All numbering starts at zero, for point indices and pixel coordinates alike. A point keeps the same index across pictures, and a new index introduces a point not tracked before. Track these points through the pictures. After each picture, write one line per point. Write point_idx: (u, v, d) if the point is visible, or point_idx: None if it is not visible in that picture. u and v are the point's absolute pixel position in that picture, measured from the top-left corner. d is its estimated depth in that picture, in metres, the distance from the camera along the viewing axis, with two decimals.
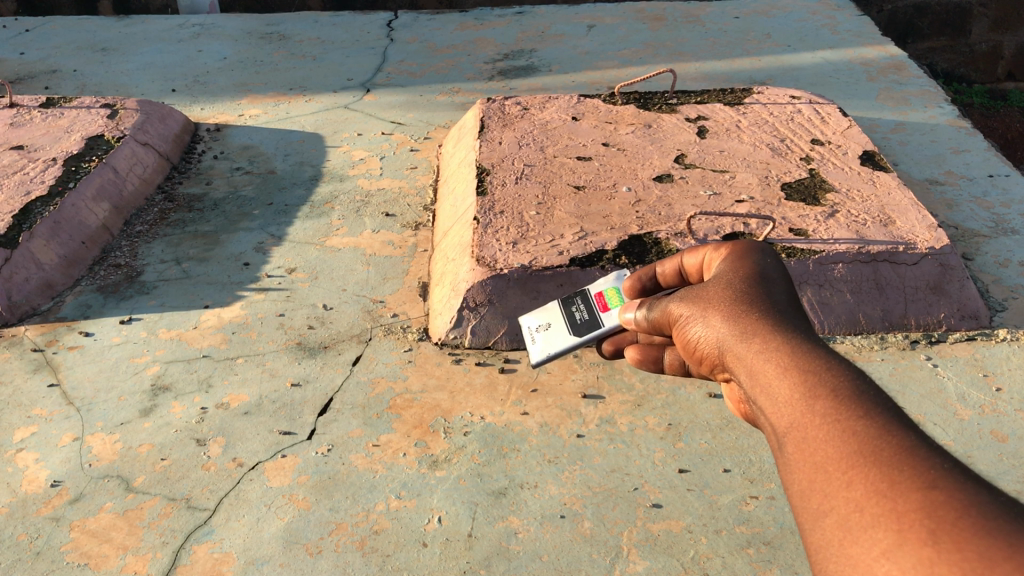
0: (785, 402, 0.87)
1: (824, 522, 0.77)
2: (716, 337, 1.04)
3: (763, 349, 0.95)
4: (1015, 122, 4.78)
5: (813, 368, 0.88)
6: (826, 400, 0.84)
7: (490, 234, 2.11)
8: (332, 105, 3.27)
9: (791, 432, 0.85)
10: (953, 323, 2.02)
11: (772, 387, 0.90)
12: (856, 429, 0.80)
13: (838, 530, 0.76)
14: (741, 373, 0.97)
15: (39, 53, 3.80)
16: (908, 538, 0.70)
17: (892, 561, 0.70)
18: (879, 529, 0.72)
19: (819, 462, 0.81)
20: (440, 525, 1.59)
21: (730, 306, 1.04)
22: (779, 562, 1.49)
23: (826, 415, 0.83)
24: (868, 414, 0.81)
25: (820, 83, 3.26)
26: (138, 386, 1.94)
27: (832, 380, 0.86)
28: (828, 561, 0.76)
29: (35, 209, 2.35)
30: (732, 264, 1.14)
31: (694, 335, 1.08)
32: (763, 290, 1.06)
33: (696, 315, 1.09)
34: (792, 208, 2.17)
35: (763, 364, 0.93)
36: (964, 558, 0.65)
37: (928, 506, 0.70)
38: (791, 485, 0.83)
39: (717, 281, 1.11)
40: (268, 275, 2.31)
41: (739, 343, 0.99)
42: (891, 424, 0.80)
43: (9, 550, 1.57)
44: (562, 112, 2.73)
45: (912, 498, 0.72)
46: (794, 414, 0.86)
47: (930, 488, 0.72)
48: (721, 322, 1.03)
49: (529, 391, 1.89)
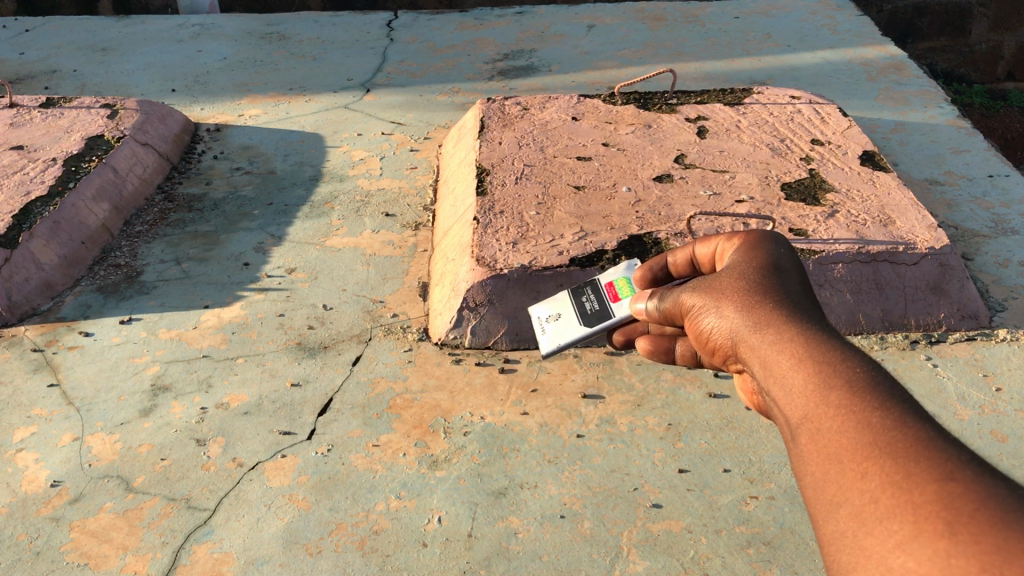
0: (799, 393, 0.87)
1: (839, 513, 0.77)
2: (729, 328, 1.04)
3: (776, 340, 0.95)
4: (1015, 122, 4.78)
5: (828, 359, 0.88)
6: (842, 391, 0.84)
7: (490, 233, 2.11)
8: (332, 105, 3.27)
9: (805, 423, 0.85)
10: (953, 323, 2.02)
11: (786, 378, 0.90)
12: (871, 421, 0.80)
13: (853, 521, 0.76)
14: (755, 364, 0.97)
15: (38, 53, 3.80)
16: (924, 530, 0.70)
17: (907, 553, 0.70)
18: (894, 520, 0.72)
19: (832, 454, 0.81)
20: (440, 525, 1.59)
21: (743, 297, 1.04)
22: (779, 562, 1.49)
23: (841, 407, 0.83)
24: (884, 405, 0.81)
25: (819, 83, 3.26)
26: (138, 386, 1.94)
27: (846, 371, 0.86)
28: (842, 553, 0.76)
29: (35, 209, 2.35)
30: (745, 254, 1.13)
31: (705, 326, 1.09)
32: (776, 281, 1.06)
33: (709, 305, 1.09)
34: (792, 208, 2.17)
35: (777, 356, 0.93)
36: (982, 549, 0.65)
37: (945, 498, 0.70)
38: (805, 477, 0.83)
39: (730, 271, 1.11)
40: (268, 275, 2.31)
41: (753, 334, 0.99)
42: (907, 416, 0.79)
43: (8, 550, 1.57)
44: (561, 112, 2.73)
45: (928, 490, 0.72)
46: (808, 404, 0.86)
47: (947, 480, 0.71)
48: (734, 314, 1.03)
49: (529, 391, 1.89)
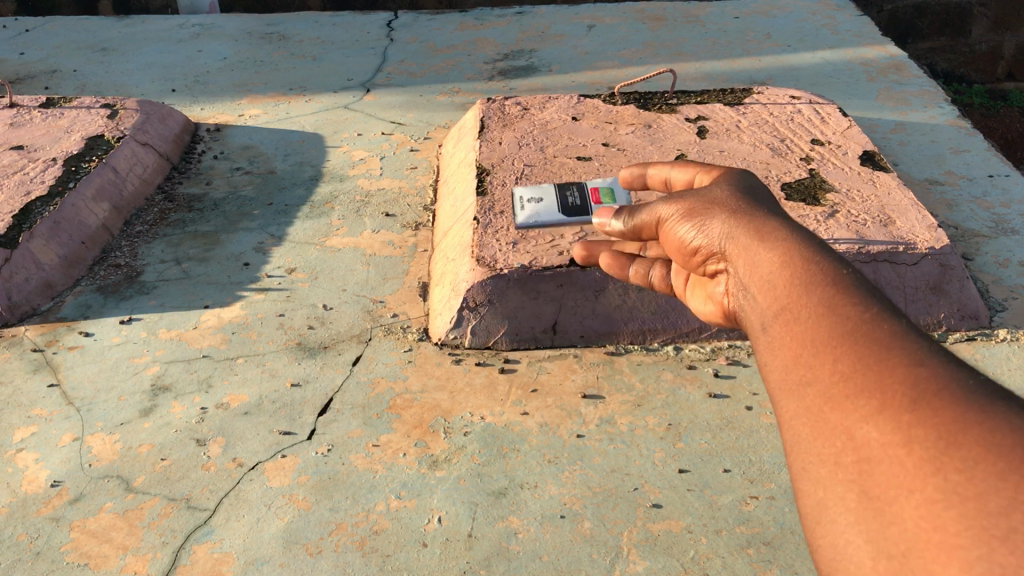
0: (780, 287, 0.89)
1: (807, 389, 0.80)
2: (717, 236, 1.05)
3: (762, 242, 0.97)
4: (1015, 122, 4.78)
5: (811, 260, 0.90)
6: (822, 286, 0.86)
7: (490, 234, 2.11)
8: (333, 105, 3.27)
9: (783, 314, 0.87)
10: (953, 323, 2.03)
11: (769, 275, 0.92)
12: (848, 312, 0.82)
13: (819, 398, 0.78)
14: (739, 266, 0.98)
15: (38, 53, 3.79)
16: (890, 405, 0.73)
17: (872, 425, 0.72)
18: (861, 396, 0.75)
19: (807, 339, 0.83)
20: (440, 525, 1.59)
21: (735, 212, 1.06)
22: (779, 562, 1.49)
23: (820, 300, 0.85)
24: (862, 301, 0.83)
25: (819, 83, 3.26)
26: (139, 386, 1.94)
27: (828, 269, 0.88)
28: (804, 425, 0.78)
29: (35, 209, 2.35)
30: (735, 181, 1.16)
31: (691, 244, 1.10)
32: (764, 205, 1.08)
33: (698, 217, 1.10)
34: (792, 209, 2.17)
35: (762, 255, 0.95)
36: (942, 421, 0.69)
37: (913, 379, 0.73)
38: (776, 360, 0.85)
39: (721, 192, 1.13)
40: (268, 275, 2.31)
41: (740, 239, 1.01)
42: (882, 313, 0.82)
43: (9, 549, 1.57)
44: (562, 112, 2.73)
45: (896, 371, 0.75)
46: (788, 296, 0.88)
47: (915, 365, 0.74)
48: (724, 223, 1.05)
49: (529, 392, 1.89)
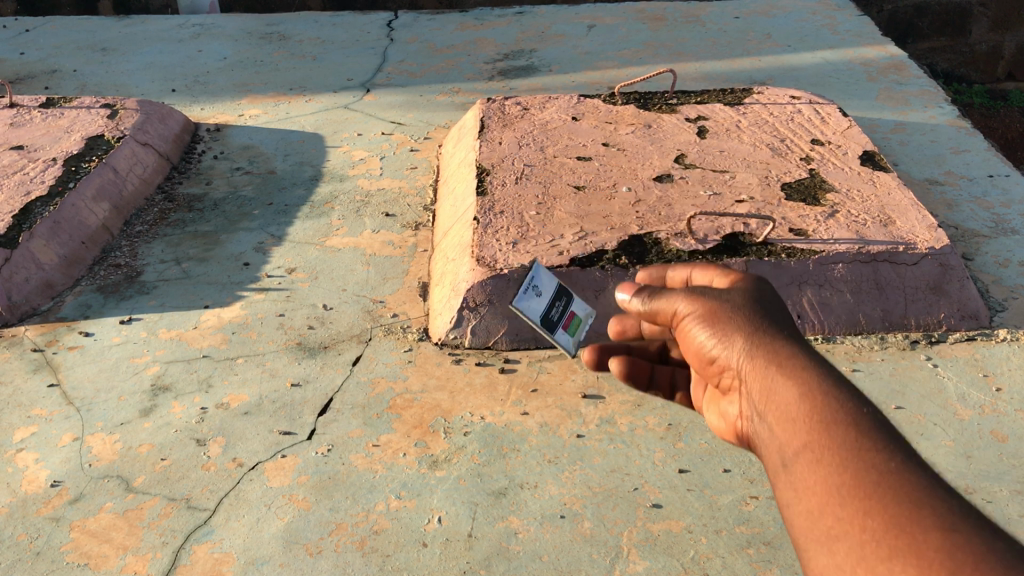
0: (803, 428, 0.80)
1: (838, 549, 0.72)
2: (729, 352, 0.92)
3: (780, 369, 0.86)
4: (1015, 122, 4.78)
5: (836, 400, 0.80)
6: (847, 432, 0.77)
7: (490, 234, 2.11)
8: (333, 105, 3.27)
9: (807, 458, 0.78)
10: (953, 323, 2.02)
11: (790, 413, 0.82)
12: (877, 463, 0.74)
13: (852, 560, 0.70)
14: (755, 394, 0.87)
15: (38, 53, 3.79)
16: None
17: None
18: (898, 563, 0.67)
19: (834, 489, 0.75)
20: (440, 525, 1.59)
21: (749, 322, 0.93)
22: (779, 562, 1.49)
23: (846, 449, 0.76)
24: (891, 451, 0.75)
25: (819, 83, 3.26)
26: (139, 386, 1.94)
27: (853, 411, 0.79)
28: None
29: (35, 209, 2.35)
30: (745, 275, 1.01)
31: (706, 353, 0.95)
32: (778, 309, 0.96)
33: (709, 323, 0.96)
34: (792, 209, 2.17)
35: (780, 387, 0.85)
36: None
37: (952, 549, 0.65)
38: (798, 506, 0.77)
39: (735, 292, 0.98)
40: (268, 275, 2.31)
41: (754, 363, 0.89)
42: (913, 464, 0.74)
43: (9, 549, 1.57)
44: (562, 112, 2.73)
45: (932, 537, 0.67)
46: (811, 441, 0.78)
47: (950, 530, 0.67)
48: (738, 337, 0.92)
49: (529, 392, 1.89)
